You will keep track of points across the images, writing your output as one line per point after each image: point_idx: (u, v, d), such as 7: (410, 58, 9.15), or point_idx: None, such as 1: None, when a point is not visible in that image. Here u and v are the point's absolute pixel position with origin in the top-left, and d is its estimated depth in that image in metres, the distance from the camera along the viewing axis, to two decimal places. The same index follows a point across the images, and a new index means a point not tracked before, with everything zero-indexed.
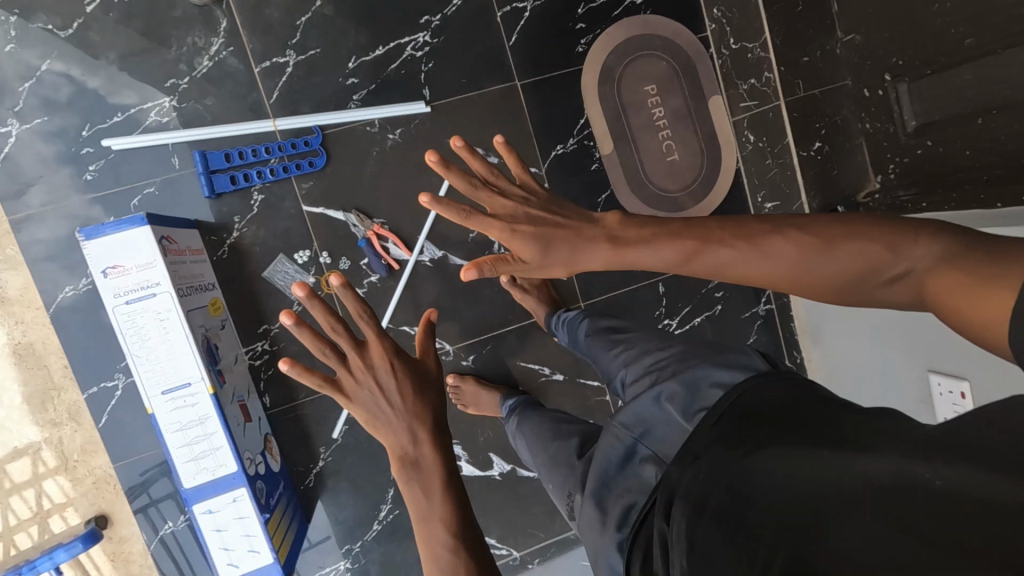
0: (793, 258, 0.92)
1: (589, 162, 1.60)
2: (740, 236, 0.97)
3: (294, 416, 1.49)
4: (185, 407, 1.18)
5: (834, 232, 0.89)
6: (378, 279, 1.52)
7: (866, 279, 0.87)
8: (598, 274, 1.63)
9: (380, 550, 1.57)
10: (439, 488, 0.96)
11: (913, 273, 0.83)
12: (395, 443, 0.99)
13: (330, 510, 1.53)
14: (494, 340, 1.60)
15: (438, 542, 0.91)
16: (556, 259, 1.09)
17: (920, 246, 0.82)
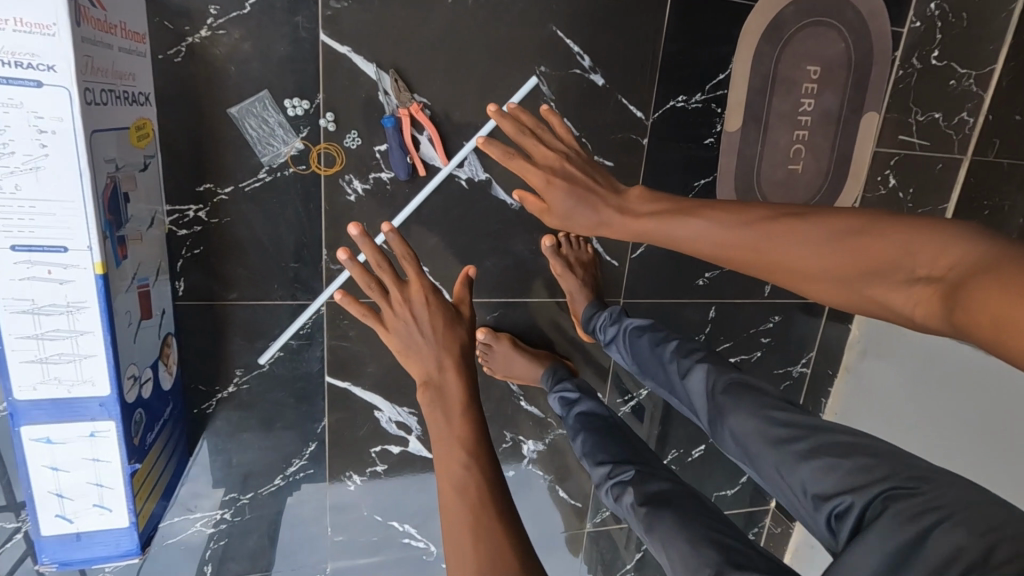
0: (792, 247, 0.77)
1: (706, 132, 1.21)
2: (738, 214, 0.84)
3: (213, 320, 1.06)
4: (47, 282, 0.73)
5: (846, 223, 0.75)
6: (391, 178, 1.07)
7: (882, 280, 0.70)
8: (655, 272, 1.29)
9: (274, 509, 1.22)
10: (461, 411, 0.83)
11: (939, 275, 0.65)
12: (419, 370, 0.86)
13: (220, 449, 1.15)
14: (505, 307, 1.23)
15: (451, 465, 0.79)
16: (581, 218, 0.97)
17: (954, 241, 0.65)
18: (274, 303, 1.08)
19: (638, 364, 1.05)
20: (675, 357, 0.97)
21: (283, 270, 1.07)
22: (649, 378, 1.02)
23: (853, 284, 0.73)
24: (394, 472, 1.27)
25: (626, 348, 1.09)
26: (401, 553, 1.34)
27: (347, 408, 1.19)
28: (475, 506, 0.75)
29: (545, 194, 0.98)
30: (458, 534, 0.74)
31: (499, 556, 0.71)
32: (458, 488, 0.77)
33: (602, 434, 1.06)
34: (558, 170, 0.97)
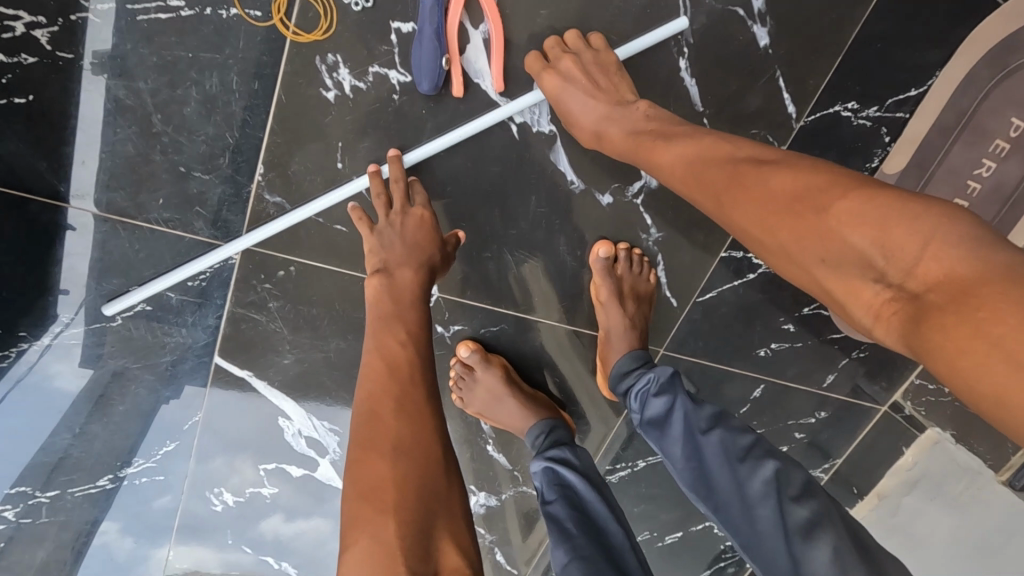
0: (750, 201, 0.52)
1: (859, 166, 0.83)
2: (704, 145, 0.58)
3: (33, 224, 0.62)
4: None
5: (817, 180, 0.48)
6: (403, 83, 0.65)
7: (835, 274, 0.45)
8: (715, 327, 0.94)
9: (81, 526, 0.77)
10: (411, 301, 0.66)
11: (920, 289, 0.40)
12: (370, 258, 0.67)
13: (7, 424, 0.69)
14: (509, 322, 0.84)
15: (391, 335, 0.63)
16: (574, 122, 0.68)
17: (958, 241, 0.39)
18: (152, 227, 0.64)
19: (703, 477, 0.72)
20: (774, 501, 0.67)
21: (178, 179, 0.63)
22: (717, 511, 0.70)
23: (802, 268, 0.49)
24: (283, 504, 0.83)
25: (685, 447, 0.74)
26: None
27: (236, 405, 0.78)
28: (406, 386, 0.60)
29: (556, 97, 0.67)
30: (377, 406, 0.59)
31: (425, 442, 0.57)
32: (389, 361, 0.62)
33: (604, 553, 0.72)
34: (562, 68, 0.67)
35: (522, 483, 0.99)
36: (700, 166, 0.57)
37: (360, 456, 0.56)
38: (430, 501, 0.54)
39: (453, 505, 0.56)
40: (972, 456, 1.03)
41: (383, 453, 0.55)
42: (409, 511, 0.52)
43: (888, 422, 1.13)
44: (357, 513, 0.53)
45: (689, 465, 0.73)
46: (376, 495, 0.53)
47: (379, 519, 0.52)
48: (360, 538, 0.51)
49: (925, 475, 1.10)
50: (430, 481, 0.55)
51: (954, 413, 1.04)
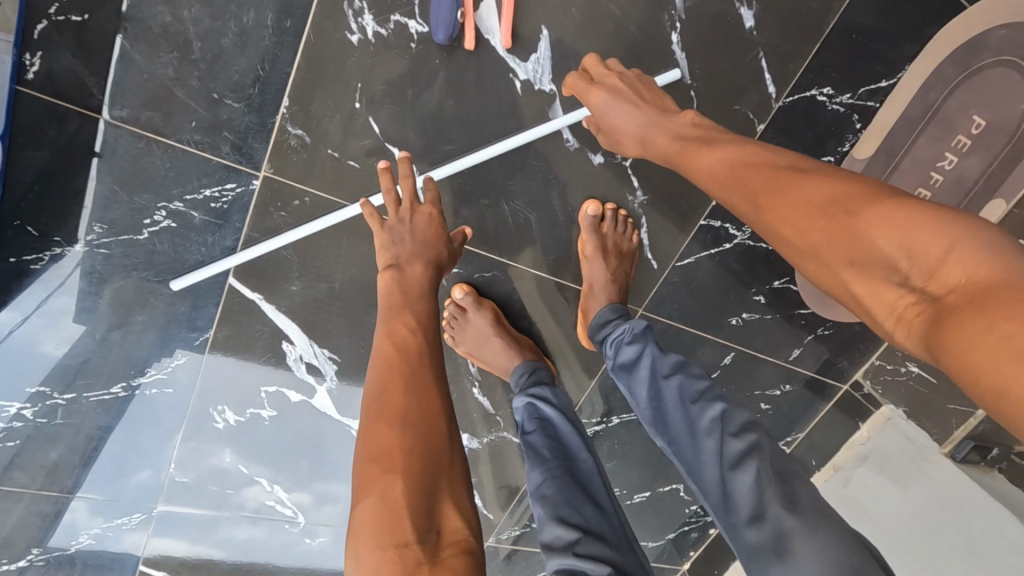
0: (788, 205, 0.55)
1: (830, 148, 0.90)
2: (748, 155, 0.62)
3: (75, 135, 0.68)
4: None
5: (853, 190, 0.51)
6: (420, 33, 0.71)
7: (863, 276, 0.49)
8: (692, 292, 1.01)
9: (93, 427, 0.84)
10: (419, 294, 0.74)
11: (944, 291, 0.43)
12: (383, 253, 0.75)
13: (34, 322, 0.76)
14: (501, 270, 0.91)
15: (403, 321, 0.72)
16: (617, 130, 0.74)
17: (981, 247, 0.42)
18: (183, 147, 0.71)
19: (661, 414, 0.79)
20: (717, 435, 0.73)
21: (210, 104, 0.69)
22: (671, 443, 0.78)
23: (830, 270, 0.51)
24: (280, 423, 0.92)
25: (649, 389, 0.81)
26: (258, 527, 0.96)
27: (245, 324, 0.85)
28: (413, 365, 0.68)
29: (597, 108, 0.74)
30: (387, 382, 0.67)
31: (431, 417, 0.65)
32: (398, 344, 0.70)
33: (572, 475, 0.79)
34: (608, 84, 0.73)
35: (503, 427, 1.07)
36: (743, 170, 0.61)
37: (372, 425, 0.64)
38: (435, 471, 0.62)
39: (453, 477, 0.64)
40: (919, 430, 1.12)
41: (393, 424, 0.63)
42: (417, 478, 0.60)
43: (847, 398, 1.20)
44: (368, 473, 0.61)
45: (651, 404, 0.81)
46: (386, 459, 0.61)
47: (388, 481, 0.60)
48: (370, 495, 0.60)
49: (876, 449, 1.18)
50: (435, 451, 0.63)
51: (907, 392, 1.11)
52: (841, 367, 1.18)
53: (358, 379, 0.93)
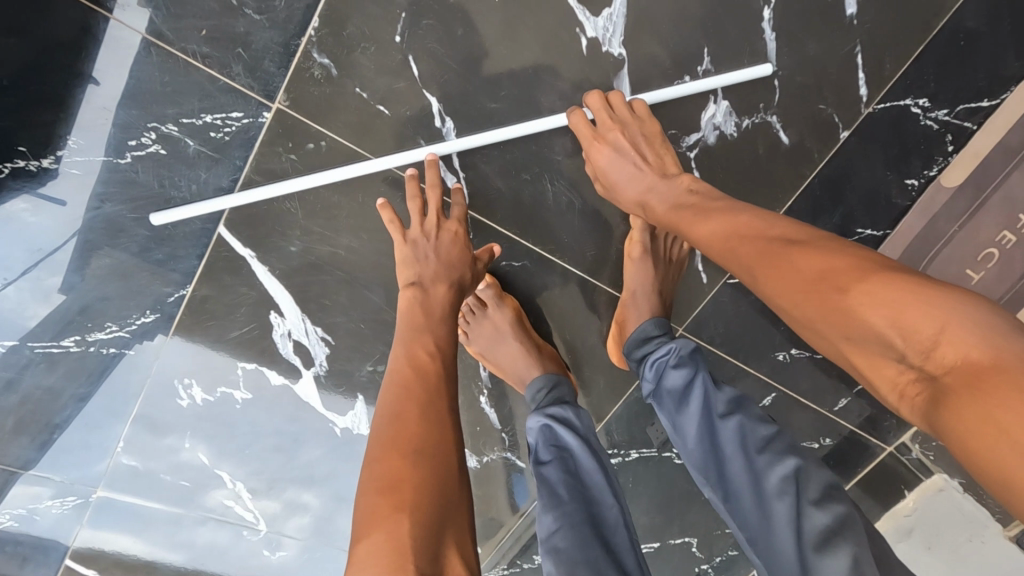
0: (771, 275, 0.49)
1: (916, 166, 0.79)
2: (726, 217, 0.56)
3: (69, 28, 0.60)
4: None
5: (841, 259, 0.45)
6: None
7: (858, 352, 0.43)
8: (735, 316, 0.90)
9: (31, 378, 0.72)
10: (442, 314, 0.68)
11: (944, 375, 0.38)
12: (405, 268, 0.69)
13: (30, 257, 0.66)
14: (530, 261, 0.80)
15: (421, 341, 0.65)
16: (615, 189, 0.67)
17: (973, 325, 0.37)
18: (188, 60, 0.63)
19: (716, 461, 0.66)
20: (792, 500, 0.61)
21: (229, 13, 0.62)
22: (726, 498, 0.65)
23: (826, 345, 0.46)
24: (254, 406, 0.80)
25: (700, 428, 0.68)
26: (208, 533, 0.83)
27: (232, 283, 0.74)
28: (430, 390, 0.61)
29: (594, 155, 0.67)
30: (402, 405, 0.59)
31: (446, 451, 0.57)
32: (416, 367, 0.63)
33: (591, 522, 0.66)
34: (610, 137, 0.66)
35: (508, 447, 0.93)
36: (721, 234, 0.55)
37: (381, 453, 0.56)
38: (446, 516, 0.53)
39: (463, 523, 0.55)
40: (978, 507, 0.99)
41: (408, 454, 0.55)
42: (428, 516, 0.52)
43: (894, 464, 1.05)
44: (373, 507, 0.52)
45: (702, 447, 0.67)
46: (397, 492, 0.53)
47: (394, 521, 0.51)
48: (376, 532, 0.51)
49: (924, 522, 1.04)
50: (446, 491, 0.55)
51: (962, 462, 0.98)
52: (889, 427, 1.04)
53: (352, 368, 0.80)
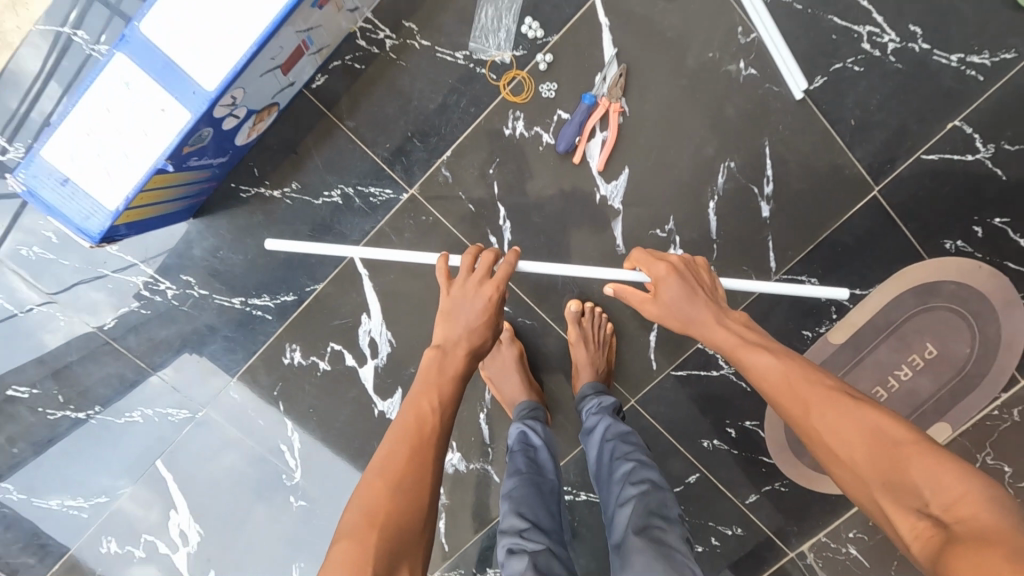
0: (840, 422, 0.70)
1: (808, 323, 1.17)
2: (797, 368, 0.78)
3: (315, 126, 1.07)
4: None
5: (901, 430, 0.66)
6: (549, 141, 1.08)
7: (895, 495, 0.64)
8: (675, 403, 1.23)
9: (208, 320, 1.15)
10: (452, 377, 0.91)
11: (955, 523, 0.58)
12: (440, 331, 0.95)
13: (205, 245, 1.11)
14: (539, 323, 1.19)
15: (424, 401, 0.87)
16: (687, 322, 0.90)
17: (981, 495, 0.58)
18: (372, 156, 1.08)
19: (599, 467, 0.96)
20: (622, 484, 0.89)
21: (402, 138, 1.08)
22: (599, 486, 0.95)
23: (868, 484, 0.66)
24: (330, 377, 1.18)
25: (597, 448, 0.97)
26: (262, 466, 1.23)
27: (346, 289, 1.14)
28: (422, 441, 0.82)
29: (663, 287, 0.92)
30: (397, 447, 0.81)
31: (420, 489, 0.78)
32: (420, 419, 0.85)
33: (536, 487, 0.95)
34: (664, 273, 0.92)
35: (491, 460, 1.25)
36: (802, 381, 0.76)
37: (371, 482, 0.78)
38: (407, 539, 0.74)
39: (417, 555, 0.75)
40: None
41: (389, 487, 0.77)
42: (390, 540, 0.72)
43: (792, 565, 1.29)
44: (355, 526, 0.73)
45: (596, 461, 0.97)
46: (375, 518, 0.74)
47: (370, 536, 0.72)
48: (351, 542, 0.72)
49: None
50: (411, 523, 0.75)
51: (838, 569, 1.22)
52: (791, 533, 1.29)
53: (399, 367, 1.17)
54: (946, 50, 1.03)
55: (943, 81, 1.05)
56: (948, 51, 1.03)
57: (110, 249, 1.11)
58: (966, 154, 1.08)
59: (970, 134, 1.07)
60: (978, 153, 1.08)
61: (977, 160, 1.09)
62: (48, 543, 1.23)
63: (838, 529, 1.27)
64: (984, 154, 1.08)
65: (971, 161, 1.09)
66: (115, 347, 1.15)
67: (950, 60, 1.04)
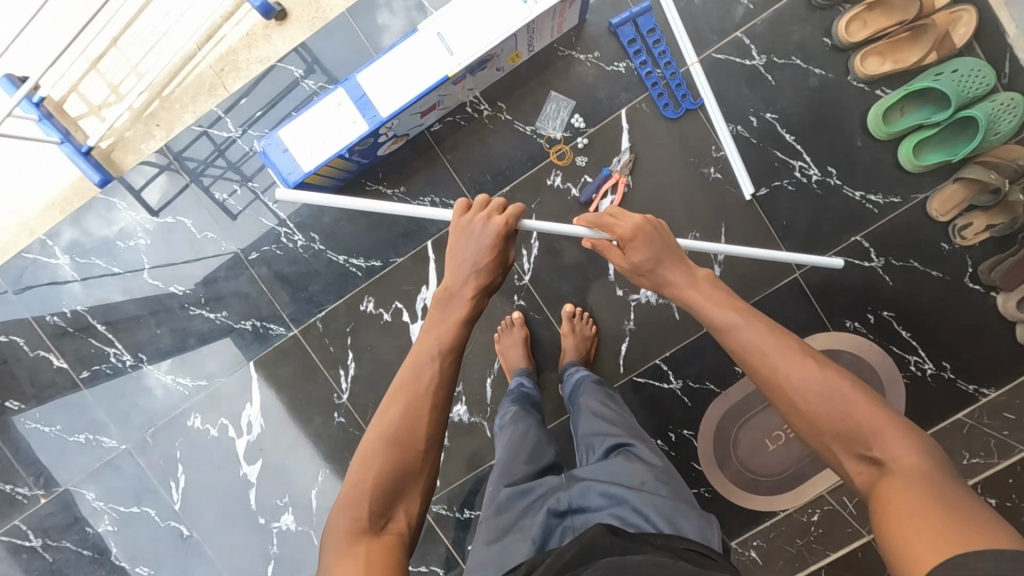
0: (804, 384, 0.86)
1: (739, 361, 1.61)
2: (772, 337, 0.92)
3: (420, 153, 1.59)
4: (435, 51, 1.27)
5: (852, 391, 0.84)
6: (575, 194, 1.58)
7: (842, 442, 0.83)
8: (633, 404, 1.63)
9: (317, 268, 1.64)
10: (455, 318, 1.22)
11: (884, 462, 0.78)
12: (451, 273, 1.26)
13: (330, 217, 1.63)
14: (544, 320, 1.63)
15: (422, 374, 1.13)
16: (656, 274, 1.11)
17: (906, 443, 0.78)
18: (455, 181, 1.60)
19: (569, 388, 1.39)
20: (580, 377, 1.34)
21: (477, 173, 1.59)
22: (570, 394, 1.37)
23: (821, 434, 0.85)
24: (388, 326, 1.64)
25: (568, 379, 1.42)
26: (321, 384, 1.67)
27: (416, 267, 1.63)
28: (414, 397, 1.10)
29: (631, 246, 1.12)
30: (393, 405, 1.10)
31: (409, 438, 1.07)
32: (419, 370, 1.13)
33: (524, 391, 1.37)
34: (631, 236, 1.12)
35: (488, 417, 1.66)
36: (773, 348, 0.91)
37: (371, 437, 1.08)
38: (401, 475, 1.05)
39: (409, 484, 1.06)
40: None
41: (383, 440, 1.06)
42: (384, 479, 1.03)
43: None
44: (357, 471, 1.05)
45: (568, 388, 1.40)
46: (370, 464, 1.04)
47: (366, 484, 1.03)
48: (355, 482, 1.04)
49: None
50: (403, 465, 1.05)
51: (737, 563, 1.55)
52: None
53: None
54: (852, 187, 1.52)
55: (850, 208, 1.53)
56: (853, 188, 1.52)
57: (270, 204, 1.65)
58: (864, 260, 1.54)
59: (867, 247, 1.53)
60: (873, 261, 1.54)
61: (872, 266, 1.54)
62: (160, 407, 1.70)
63: (745, 537, 1.60)
64: (878, 263, 1.54)
65: (868, 266, 1.54)
66: (250, 272, 1.66)
67: (855, 195, 1.52)
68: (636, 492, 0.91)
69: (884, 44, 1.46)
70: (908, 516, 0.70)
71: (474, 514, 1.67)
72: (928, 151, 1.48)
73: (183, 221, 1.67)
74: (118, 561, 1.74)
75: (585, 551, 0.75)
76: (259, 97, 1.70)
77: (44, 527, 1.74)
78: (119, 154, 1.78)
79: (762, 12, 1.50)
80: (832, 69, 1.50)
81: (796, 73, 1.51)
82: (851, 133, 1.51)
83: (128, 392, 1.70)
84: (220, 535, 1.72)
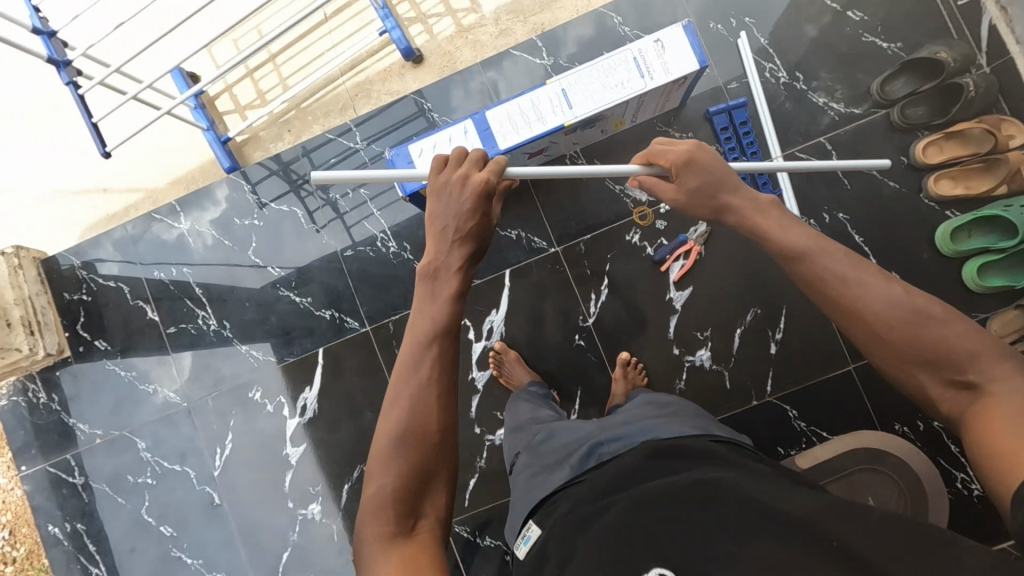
0: (891, 310, 0.91)
1: (782, 442, 1.63)
2: (854, 267, 0.96)
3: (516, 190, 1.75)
4: (556, 104, 1.47)
5: (940, 315, 0.89)
6: (649, 253, 1.70)
7: (930, 368, 0.88)
8: None
9: (402, 276, 1.79)
10: (444, 291, 1.15)
11: (975, 381, 0.84)
12: (434, 241, 1.20)
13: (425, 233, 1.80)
14: (600, 364, 1.70)
15: (417, 362, 1.10)
16: (713, 201, 1.14)
17: (998, 362, 0.84)
18: (543, 221, 1.74)
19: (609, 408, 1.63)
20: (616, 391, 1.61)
21: (564, 217, 1.74)
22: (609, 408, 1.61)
23: (908, 360, 0.90)
24: None
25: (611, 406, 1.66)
26: (380, 382, 1.78)
27: (490, 291, 1.74)
28: (412, 389, 1.08)
29: (682, 173, 1.16)
30: (394, 403, 1.07)
31: (418, 433, 1.04)
32: (415, 358, 1.10)
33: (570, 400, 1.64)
34: (684, 165, 1.16)
35: None
36: (857, 279, 0.95)
37: (380, 444, 1.06)
38: (420, 473, 1.03)
39: (432, 479, 1.04)
40: None
41: (392, 442, 1.04)
42: (405, 481, 1.01)
43: None
44: (374, 482, 1.02)
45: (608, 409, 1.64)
46: (386, 469, 1.02)
47: (386, 492, 1.00)
48: (375, 492, 1.01)
49: None
50: (422, 462, 1.03)
51: None
52: None
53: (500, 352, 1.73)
54: None
55: None
56: None
57: (373, 211, 1.82)
58: None
59: None
60: None
61: None
62: (228, 374, 1.82)
63: None
64: None
65: None
66: (341, 268, 1.81)
67: None
68: (663, 419, 1.13)
69: (957, 171, 1.59)
70: (1002, 432, 0.77)
71: (495, 543, 1.68)
72: (991, 274, 1.56)
73: (295, 212, 1.85)
74: (146, 515, 1.80)
75: (621, 482, 0.95)
76: (384, 119, 1.92)
77: (91, 467, 1.83)
78: (250, 149, 2.01)
79: (846, 125, 1.67)
80: (906, 184, 1.63)
81: (872, 183, 1.64)
82: (919, 244, 1.61)
83: (204, 354, 1.84)
84: (247, 510, 1.77)
